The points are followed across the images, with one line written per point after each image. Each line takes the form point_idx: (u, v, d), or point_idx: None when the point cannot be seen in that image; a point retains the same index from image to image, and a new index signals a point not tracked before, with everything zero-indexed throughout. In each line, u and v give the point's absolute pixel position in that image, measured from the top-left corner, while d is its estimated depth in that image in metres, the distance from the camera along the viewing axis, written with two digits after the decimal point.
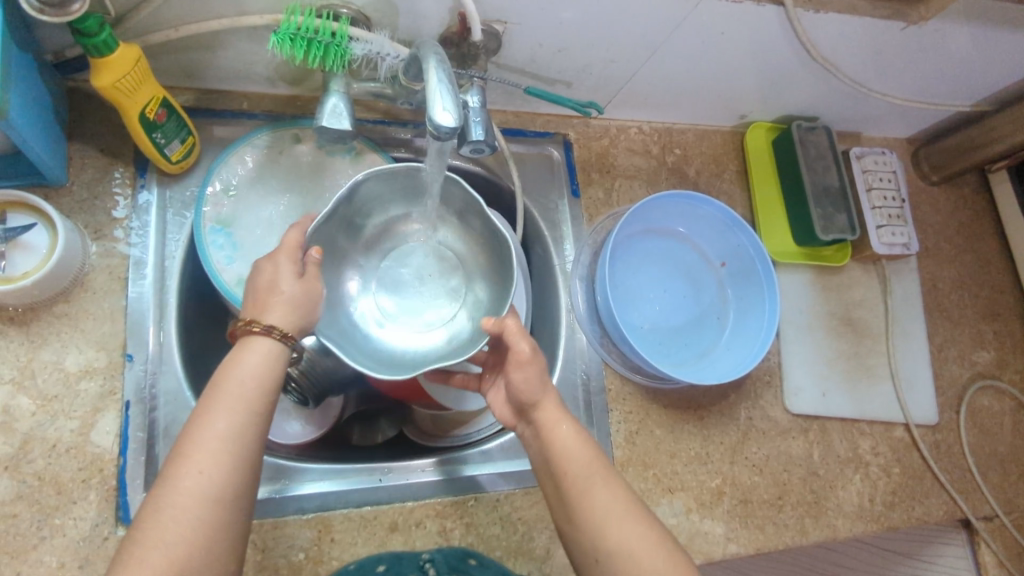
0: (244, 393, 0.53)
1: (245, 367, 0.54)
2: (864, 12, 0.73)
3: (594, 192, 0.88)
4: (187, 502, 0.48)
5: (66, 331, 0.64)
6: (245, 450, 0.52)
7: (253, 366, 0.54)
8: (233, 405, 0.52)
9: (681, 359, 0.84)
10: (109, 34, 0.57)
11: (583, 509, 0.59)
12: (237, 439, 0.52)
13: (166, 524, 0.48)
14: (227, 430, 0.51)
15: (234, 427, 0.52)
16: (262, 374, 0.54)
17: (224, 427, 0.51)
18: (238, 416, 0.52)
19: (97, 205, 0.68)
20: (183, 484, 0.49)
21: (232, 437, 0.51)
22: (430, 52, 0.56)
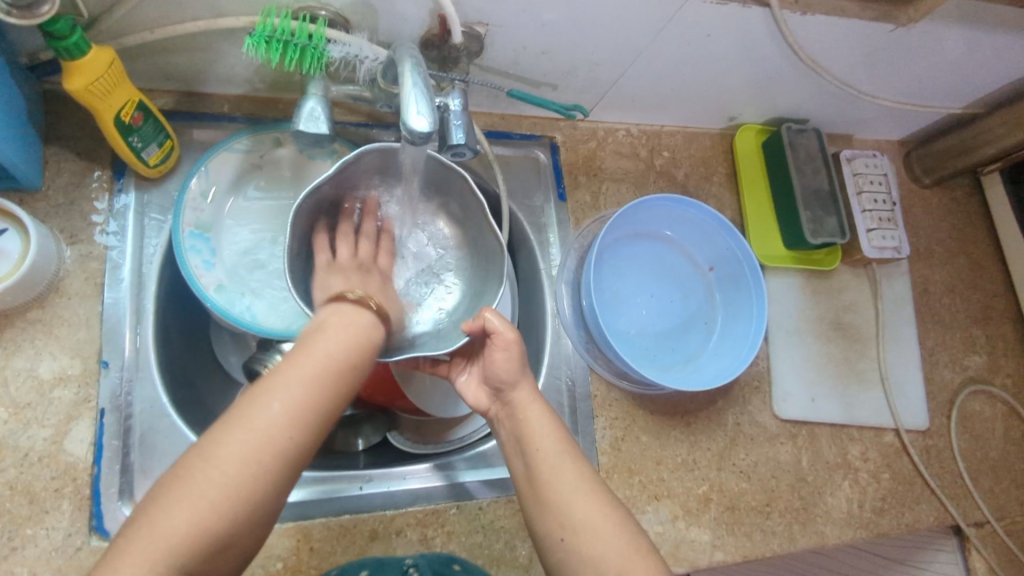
0: (327, 364, 0.54)
1: (335, 336, 0.56)
2: (852, 14, 0.72)
3: (580, 195, 0.87)
4: (243, 452, 0.49)
5: (39, 337, 0.63)
6: (320, 412, 0.53)
7: (340, 334, 0.57)
8: (318, 367, 0.54)
9: (668, 364, 0.83)
10: (80, 37, 0.56)
11: (553, 493, 0.58)
12: (314, 400, 0.52)
13: (226, 464, 0.48)
14: (304, 395, 0.52)
15: (316, 387, 0.53)
16: (352, 346, 0.56)
17: (302, 394, 0.52)
18: (323, 376, 0.54)
19: (73, 210, 0.67)
20: (253, 433, 0.49)
21: (311, 405, 0.52)
22: (406, 55, 0.55)
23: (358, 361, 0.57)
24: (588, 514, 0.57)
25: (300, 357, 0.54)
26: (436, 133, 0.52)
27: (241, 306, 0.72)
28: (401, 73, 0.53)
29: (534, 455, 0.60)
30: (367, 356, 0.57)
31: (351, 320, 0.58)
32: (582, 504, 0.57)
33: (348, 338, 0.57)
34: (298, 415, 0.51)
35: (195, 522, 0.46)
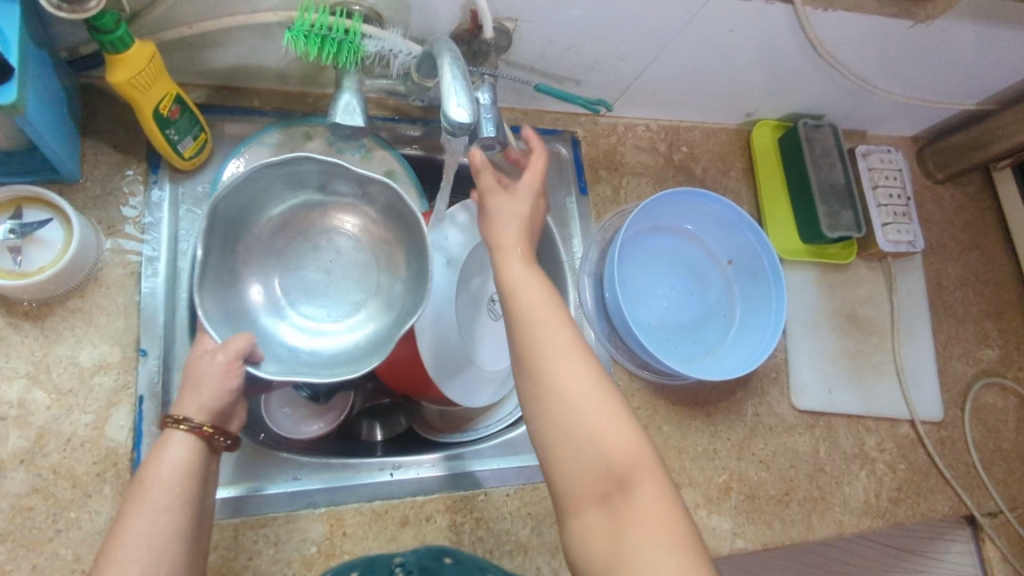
0: (166, 491, 0.51)
1: (166, 464, 0.53)
2: (871, 11, 0.73)
3: (601, 189, 0.89)
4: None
5: (80, 325, 0.65)
6: (176, 534, 0.50)
7: (174, 457, 0.53)
8: (156, 503, 0.50)
9: (688, 356, 0.84)
10: (124, 31, 0.58)
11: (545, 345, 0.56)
12: (163, 527, 0.50)
13: None
14: (163, 514, 0.50)
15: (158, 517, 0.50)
16: (187, 466, 0.53)
17: (151, 523, 0.49)
18: (161, 508, 0.50)
19: (110, 201, 0.69)
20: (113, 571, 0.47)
21: (167, 530, 0.50)
22: (444, 50, 0.56)
23: (196, 476, 0.54)
24: (584, 400, 0.54)
25: (137, 495, 0.51)
26: (474, 125, 0.54)
27: None
28: (443, 66, 0.55)
29: (526, 340, 0.57)
30: (205, 471, 0.55)
31: (181, 443, 0.54)
32: (576, 380, 0.55)
33: (185, 459, 0.54)
34: (161, 541, 0.49)
35: None
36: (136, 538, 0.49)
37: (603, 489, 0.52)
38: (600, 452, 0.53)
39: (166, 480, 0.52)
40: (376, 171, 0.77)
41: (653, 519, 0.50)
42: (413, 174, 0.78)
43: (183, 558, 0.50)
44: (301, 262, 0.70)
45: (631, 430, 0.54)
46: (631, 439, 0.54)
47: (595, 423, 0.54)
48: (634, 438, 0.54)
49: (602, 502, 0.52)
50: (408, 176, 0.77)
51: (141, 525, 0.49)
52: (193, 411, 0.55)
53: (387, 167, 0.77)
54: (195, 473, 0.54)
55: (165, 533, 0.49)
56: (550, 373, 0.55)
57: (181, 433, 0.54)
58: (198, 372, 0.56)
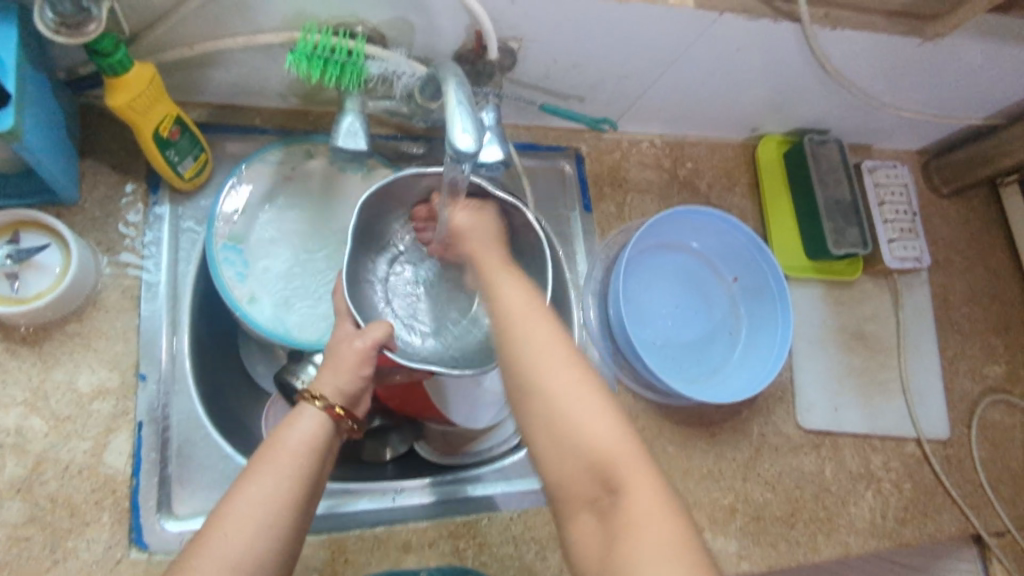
0: (296, 457, 0.52)
1: (298, 433, 0.54)
2: (880, 29, 0.72)
3: (606, 206, 0.88)
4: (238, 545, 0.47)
5: (78, 351, 0.64)
6: (295, 501, 0.50)
7: (305, 428, 0.55)
8: (286, 469, 0.51)
9: (693, 376, 0.83)
10: (124, 54, 0.57)
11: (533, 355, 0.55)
12: (284, 489, 0.50)
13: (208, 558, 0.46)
14: (288, 477, 0.51)
15: (281, 480, 0.50)
16: (315, 442, 0.54)
17: (279, 487, 0.50)
18: (287, 471, 0.51)
19: (109, 223, 0.68)
20: (228, 523, 0.48)
21: (291, 496, 0.50)
22: (449, 74, 0.55)
23: (323, 452, 0.54)
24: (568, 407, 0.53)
25: (267, 457, 0.52)
26: (479, 152, 0.53)
27: (273, 316, 0.72)
28: (448, 92, 0.54)
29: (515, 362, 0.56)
30: (330, 452, 0.56)
31: (313, 416, 0.55)
32: (565, 389, 0.53)
33: (315, 433, 0.55)
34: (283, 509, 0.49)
35: None
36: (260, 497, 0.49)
37: (597, 495, 0.51)
38: (583, 452, 0.52)
39: (294, 449, 0.53)
40: None
41: (654, 525, 0.48)
42: None
43: (294, 532, 0.50)
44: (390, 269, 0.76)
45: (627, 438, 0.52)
46: (620, 437, 0.52)
47: (583, 427, 0.52)
48: (625, 439, 0.52)
49: (596, 510, 0.51)
50: None
51: (270, 486, 0.50)
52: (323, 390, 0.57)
53: None
54: (323, 449, 0.55)
55: (283, 498, 0.50)
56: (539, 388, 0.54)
57: (315, 408, 0.56)
58: (338, 353, 0.60)
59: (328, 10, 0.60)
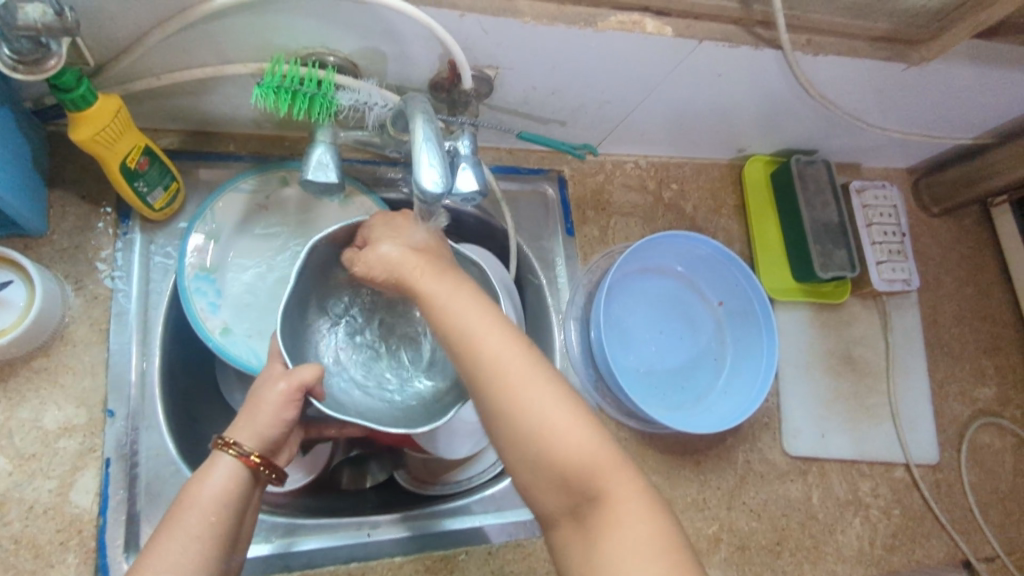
0: (208, 513, 0.51)
1: (211, 486, 0.52)
2: (865, 55, 0.71)
3: (588, 229, 0.87)
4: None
5: (44, 387, 0.63)
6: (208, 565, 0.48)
7: (217, 481, 0.53)
8: (190, 529, 0.49)
9: (677, 403, 0.82)
10: (87, 88, 0.55)
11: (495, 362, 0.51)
12: (194, 553, 0.48)
13: None
14: (199, 537, 0.49)
15: (190, 543, 0.48)
16: (228, 493, 0.53)
17: (190, 544, 0.49)
18: (196, 533, 0.49)
19: (78, 254, 0.67)
20: None
21: (200, 560, 0.48)
22: (417, 108, 0.54)
23: (237, 507, 0.53)
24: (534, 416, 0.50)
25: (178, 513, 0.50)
26: (448, 192, 0.52)
27: (245, 348, 0.70)
28: (414, 130, 0.52)
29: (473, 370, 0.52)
30: (245, 504, 0.54)
31: (224, 465, 0.54)
32: (529, 399, 0.50)
33: (227, 485, 0.53)
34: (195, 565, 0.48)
35: None
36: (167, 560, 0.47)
37: (572, 504, 0.50)
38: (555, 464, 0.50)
39: (205, 503, 0.51)
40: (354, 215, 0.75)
41: (626, 526, 0.48)
42: None
43: None
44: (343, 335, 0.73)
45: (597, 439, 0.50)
46: (593, 441, 0.50)
47: (552, 438, 0.50)
48: (597, 441, 0.50)
49: (574, 517, 0.51)
50: None
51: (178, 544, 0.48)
52: (240, 435, 0.56)
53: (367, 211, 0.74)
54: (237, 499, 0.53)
55: (193, 562, 0.48)
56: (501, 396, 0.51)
57: (229, 456, 0.54)
58: (259, 394, 0.58)
59: (296, 40, 0.59)
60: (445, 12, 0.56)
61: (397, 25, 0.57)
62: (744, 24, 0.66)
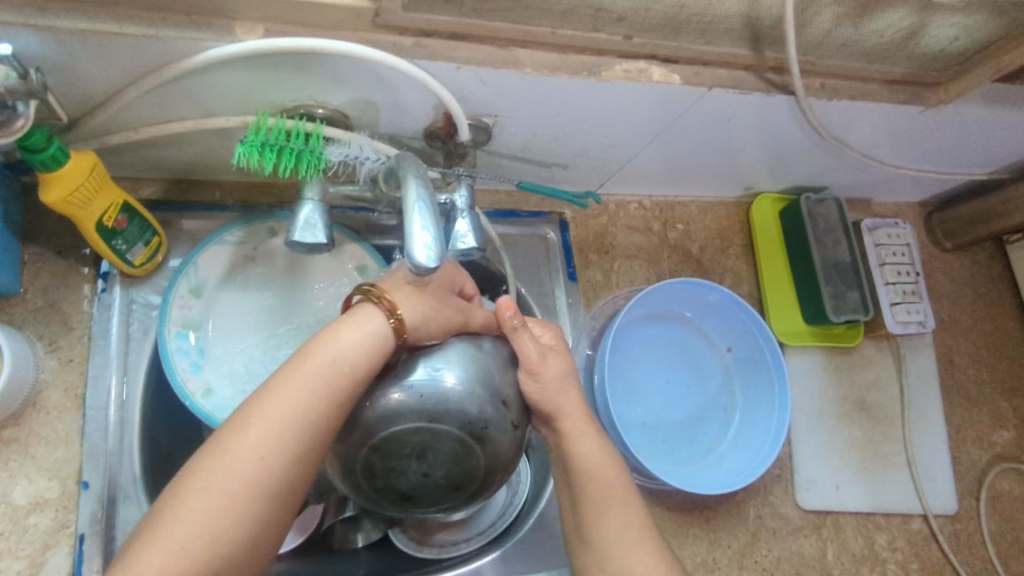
0: (326, 376, 0.48)
1: (344, 341, 0.50)
2: (878, 98, 0.67)
3: (591, 274, 0.84)
4: (239, 469, 0.44)
5: (14, 458, 0.59)
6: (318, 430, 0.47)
7: (350, 342, 0.50)
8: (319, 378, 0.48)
9: (685, 458, 0.78)
10: (58, 147, 0.52)
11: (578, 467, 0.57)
12: (308, 412, 0.47)
13: (225, 467, 0.44)
14: (315, 400, 0.48)
15: (308, 399, 0.47)
16: (358, 357, 0.50)
17: (304, 409, 0.47)
18: (319, 388, 0.48)
19: (53, 314, 0.63)
20: (250, 433, 0.45)
21: (313, 419, 0.47)
22: (410, 169, 0.51)
23: (362, 375, 0.50)
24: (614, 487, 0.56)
25: (287, 372, 0.48)
26: (443, 261, 0.48)
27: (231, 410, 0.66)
28: (413, 203, 0.48)
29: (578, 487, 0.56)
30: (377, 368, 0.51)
31: (367, 326, 0.51)
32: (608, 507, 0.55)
33: (360, 348, 0.50)
34: (289, 437, 0.46)
35: (213, 517, 0.43)
36: (257, 445, 0.45)
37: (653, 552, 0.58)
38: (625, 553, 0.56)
39: (331, 364, 0.49)
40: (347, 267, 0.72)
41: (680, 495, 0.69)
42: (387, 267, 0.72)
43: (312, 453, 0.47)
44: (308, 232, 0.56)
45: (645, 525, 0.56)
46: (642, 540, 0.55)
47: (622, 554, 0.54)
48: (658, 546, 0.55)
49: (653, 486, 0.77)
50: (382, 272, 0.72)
51: (293, 405, 0.47)
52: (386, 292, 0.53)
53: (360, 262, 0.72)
54: (367, 367, 0.50)
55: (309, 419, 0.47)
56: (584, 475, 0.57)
57: (368, 312, 0.52)
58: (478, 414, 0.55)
59: (282, 93, 0.56)
60: (441, 65, 0.53)
61: (390, 77, 0.54)
62: (756, 69, 0.63)
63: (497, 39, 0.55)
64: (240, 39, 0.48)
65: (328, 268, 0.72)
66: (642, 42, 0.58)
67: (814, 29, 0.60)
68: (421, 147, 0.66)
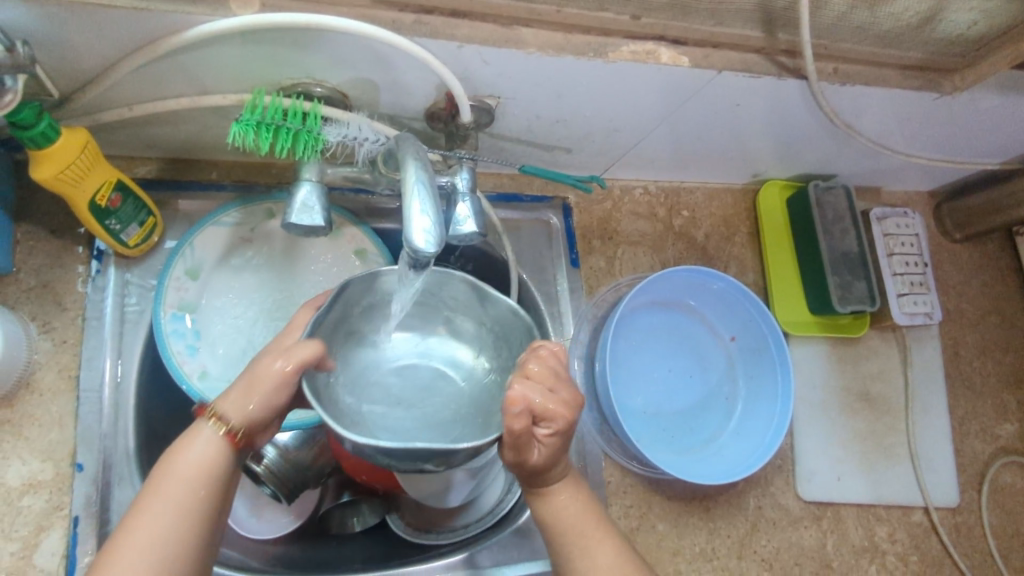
0: (184, 492, 0.46)
1: (193, 457, 0.47)
2: (893, 84, 0.65)
3: (594, 260, 0.82)
4: None
5: (7, 440, 0.59)
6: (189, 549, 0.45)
7: (196, 459, 0.47)
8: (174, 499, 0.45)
9: (686, 447, 0.77)
10: (48, 123, 0.51)
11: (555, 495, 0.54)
12: (170, 532, 0.44)
13: None
14: (172, 521, 0.45)
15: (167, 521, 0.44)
16: (208, 468, 0.47)
17: (162, 527, 0.44)
18: (173, 509, 0.45)
19: (47, 294, 0.62)
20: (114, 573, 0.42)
21: (181, 538, 0.45)
22: (409, 151, 0.50)
23: (217, 485, 0.47)
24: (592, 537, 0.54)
25: (143, 499, 0.46)
26: (443, 246, 0.46)
27: None
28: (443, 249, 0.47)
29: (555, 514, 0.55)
30: (230, 478, 0.49)
31: (209, 438, 0.48)
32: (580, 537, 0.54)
33: (208, 461, 0.47)
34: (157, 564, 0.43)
35: None
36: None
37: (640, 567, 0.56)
38: None
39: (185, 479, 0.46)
40: (345, 250, 0.71)
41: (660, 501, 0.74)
42: (387, 252, 0.72)
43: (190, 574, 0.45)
44: (303, 213, 0.55)
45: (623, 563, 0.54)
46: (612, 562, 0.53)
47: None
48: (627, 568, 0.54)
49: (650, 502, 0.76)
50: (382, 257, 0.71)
51: (148, 525, 0.44)
52: (227, 408, 0.49)
53: (358, 245, 0.71)
54: (219, 477, 0.48)
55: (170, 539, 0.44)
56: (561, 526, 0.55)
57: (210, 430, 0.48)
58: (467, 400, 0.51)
59: (278, 71, 0.54)
60: (442, 43, 0.52)
61: (389, 56, 0.52)
62: (767, 52, 0.61)
63: (502, 17, 0.53)
64: (235, 14, 0.47)
65: (327, 251, 0.71)
66: (651, 22, 0.57)
67: (827, 12, 0.58)
68: (422, 129, 0.65)
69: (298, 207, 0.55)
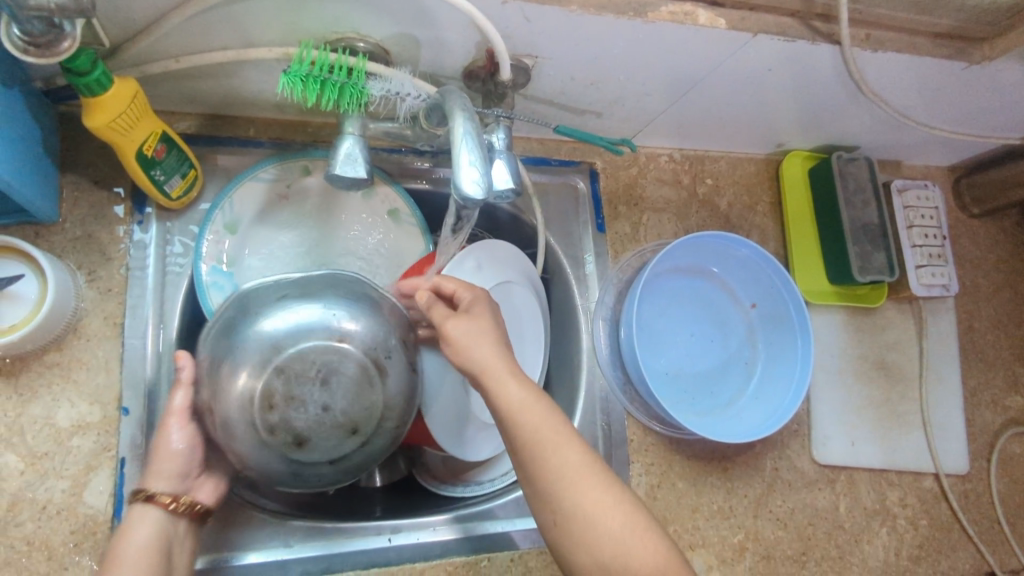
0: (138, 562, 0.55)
1: (139, 535, 0.56)
2: (924, 52, 0.66)
3: (620, 226, 0.84)
4: None
5: (56, 382, 0.61)
6: None
7: (140, 538, 0.56)
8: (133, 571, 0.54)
9: (706, 408, 0.79)
10: (102, 71, 0.52)
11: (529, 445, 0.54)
12: None
13: None
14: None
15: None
16: (155, 540, 0.57)
17: None
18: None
19: (92, 243, 0.64)
20: None
21: None
22: (455, 103, 0.51)
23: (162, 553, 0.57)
24: (551, 430, 0.54)
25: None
26: (489, 195, 0.48)
27: None
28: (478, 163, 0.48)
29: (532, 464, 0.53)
30: (173, 544, 0.58)
31: (151, 516, 0.57)
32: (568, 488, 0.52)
33: (152, 538, 0.57)
34: None
35: None
36: None
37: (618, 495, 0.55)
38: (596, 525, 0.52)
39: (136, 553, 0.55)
40: (379, 209, 0.73)
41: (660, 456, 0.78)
42: (419, 213, 0.73)
43: None
44: (348, 161, 0.56)
45: (591, 461, 0.53)
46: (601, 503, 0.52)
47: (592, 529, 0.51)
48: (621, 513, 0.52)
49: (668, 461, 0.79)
50: (414, 217, 0.73)
51: None
52: (162, 484, 0.59)
53: (391, 205, 0.73)
54: (163, 548, 0.57)
55: None
56: (519, 421, 0.54)
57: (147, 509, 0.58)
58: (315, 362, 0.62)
59: (325, 24, 0.55)
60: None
61: (435, 11, 0.53)
62: (803, 16, 0.62)
63: None
64: None
65: (361, 210, 0.73)
66: None
67: None
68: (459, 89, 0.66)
69: (343, 154, 0.56)
